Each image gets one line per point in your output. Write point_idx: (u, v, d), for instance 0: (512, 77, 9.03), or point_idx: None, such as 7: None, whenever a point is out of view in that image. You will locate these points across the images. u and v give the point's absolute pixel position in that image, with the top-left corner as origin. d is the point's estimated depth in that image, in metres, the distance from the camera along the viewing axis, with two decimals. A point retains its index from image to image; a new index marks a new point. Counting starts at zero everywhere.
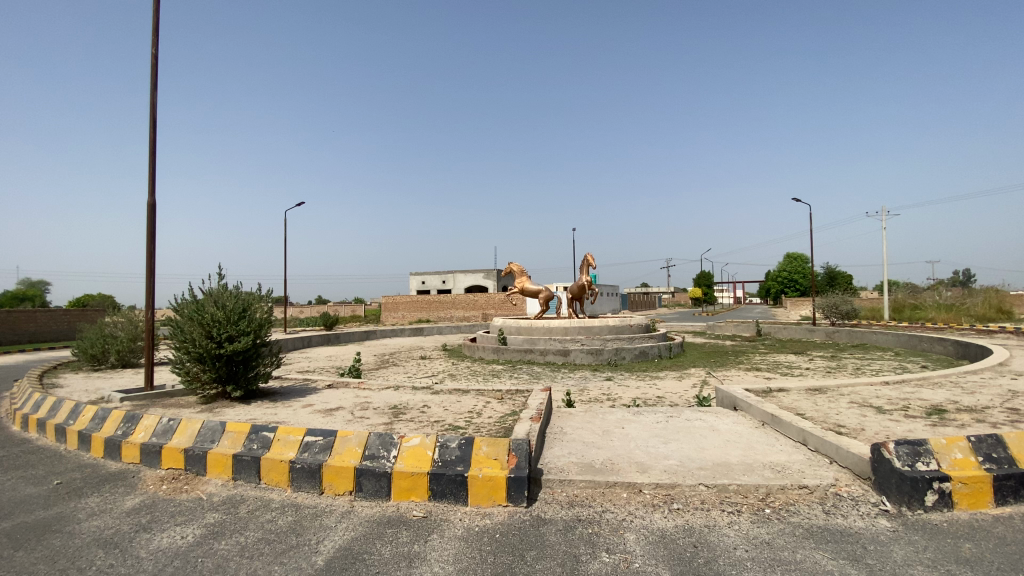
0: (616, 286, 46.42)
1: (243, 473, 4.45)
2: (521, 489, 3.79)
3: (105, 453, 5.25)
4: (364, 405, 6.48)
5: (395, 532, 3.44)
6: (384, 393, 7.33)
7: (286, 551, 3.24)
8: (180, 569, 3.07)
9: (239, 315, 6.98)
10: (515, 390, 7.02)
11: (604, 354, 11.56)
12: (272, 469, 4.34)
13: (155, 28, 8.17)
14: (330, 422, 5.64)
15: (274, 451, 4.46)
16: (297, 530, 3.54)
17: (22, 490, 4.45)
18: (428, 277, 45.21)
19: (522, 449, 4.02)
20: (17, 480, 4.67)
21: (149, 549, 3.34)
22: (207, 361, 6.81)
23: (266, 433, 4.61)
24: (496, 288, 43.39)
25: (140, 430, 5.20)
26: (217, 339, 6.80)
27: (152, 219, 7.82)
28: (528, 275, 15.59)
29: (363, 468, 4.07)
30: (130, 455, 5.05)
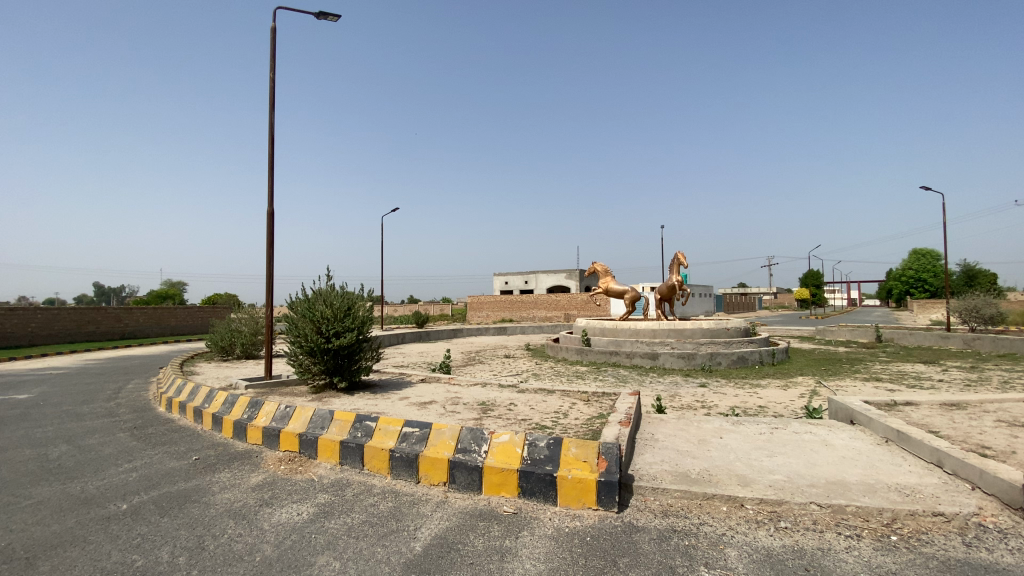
0: (708, 286, 44.00)
1: (348, 458, 4.80)
2: (613, 493, 3.70)
3: (234, 434, 5.93)
4: (455, 401, 6.72)
5: (487, 526, 3.52)
6: (473, 390, 7.55)
7: (387, 535, 3.44)
8: (296, 543, 3.38)
9: (344, 313, 7.55)
10: (603, 393, 6.90)
11: (697, 359, 10.98)
12: (374, 456, 4.63)
13: (272, 54, 9.08)
14: (424, 415, 5.92)
15: (376, 439, 4.76)
16: (396, 515, 3.74)
17: (169, 462, 5.16)
18: (512, 278, 45.88)
19: (612, 453, 3.93)
20: (165, 455, 5.42)
21: (270, 522, 3.71)
22: (317, 354, 7.44)
23: (369, 423, 4.94)
24: (579, 288, 42.91)
25: (262, 415, 5.82)
26: (326, 334, 7.40)
27: (270, 226, 8.70)
28: (612, 275, 15.25)
29: (456, 461, 4.22)
30: (254, 437, 5.66)
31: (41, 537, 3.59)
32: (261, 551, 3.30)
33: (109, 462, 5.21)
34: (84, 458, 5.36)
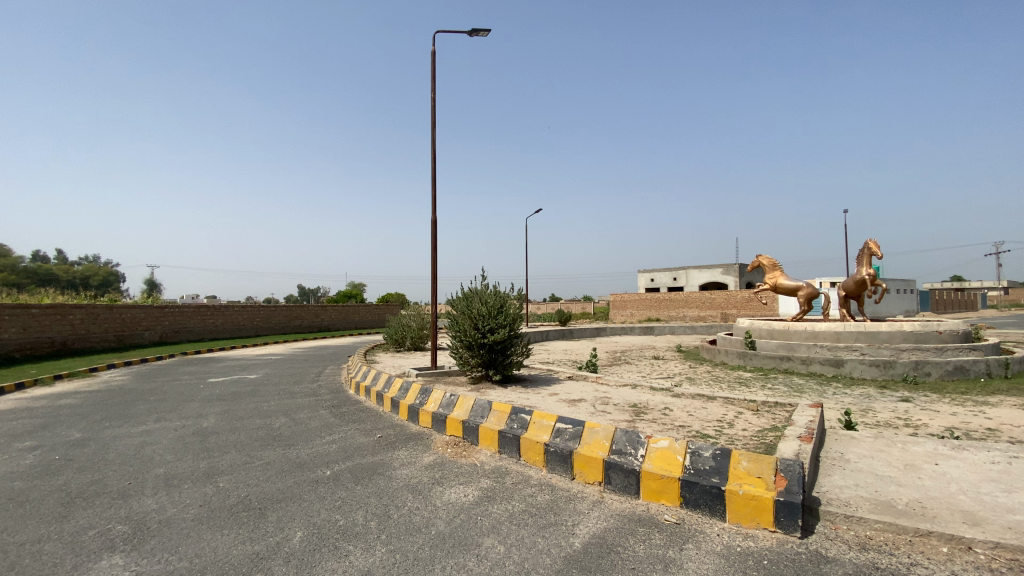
0: (906, 281, 36.71)
1: (506, 448, 5.04)
2: (796, 516, 3.29)
3: (408, 417, 6.67)
4: (605, 400, 6.63)
5: (648, 532, 3.39)
6: (624, 391, 7.37)
7: (546, 526, 3.52)
8: (465, 522, 3.65)
9: (498, 310, 7.96)
10: (774, 403, 6.20)
11: (897, 369, 9.24)
12: (530, 449, 4.80)
13: (432, 75, 9.97)
14: (576, 412, 5.96)
15: (532, 432, 4.92)
16: (554, 508, 3.82)
17: (359, 438, 5.99)
18: (659, 274, 43.96)
19: (793, 472, 3.50)
20: (355, 431, 6.30)
21: (441, 501, 4.07)
22: (474, 348, 7.97)
23: (525, 416, 5.13)
24: (737, 285, 39.21)
25: (431, 401, 6.43)
26: (482, 329, 7.89)
27: (433, 233, 9.58)
28: (781, 269, 13.65)
29: (612, 461, 4.15)
30: (424, 421, 6.28)
31: (271, 492, 4.44)
32: (435, 525, 3.63)
33: (315, 434, 6.23)
34: (297, 429, 6.50)
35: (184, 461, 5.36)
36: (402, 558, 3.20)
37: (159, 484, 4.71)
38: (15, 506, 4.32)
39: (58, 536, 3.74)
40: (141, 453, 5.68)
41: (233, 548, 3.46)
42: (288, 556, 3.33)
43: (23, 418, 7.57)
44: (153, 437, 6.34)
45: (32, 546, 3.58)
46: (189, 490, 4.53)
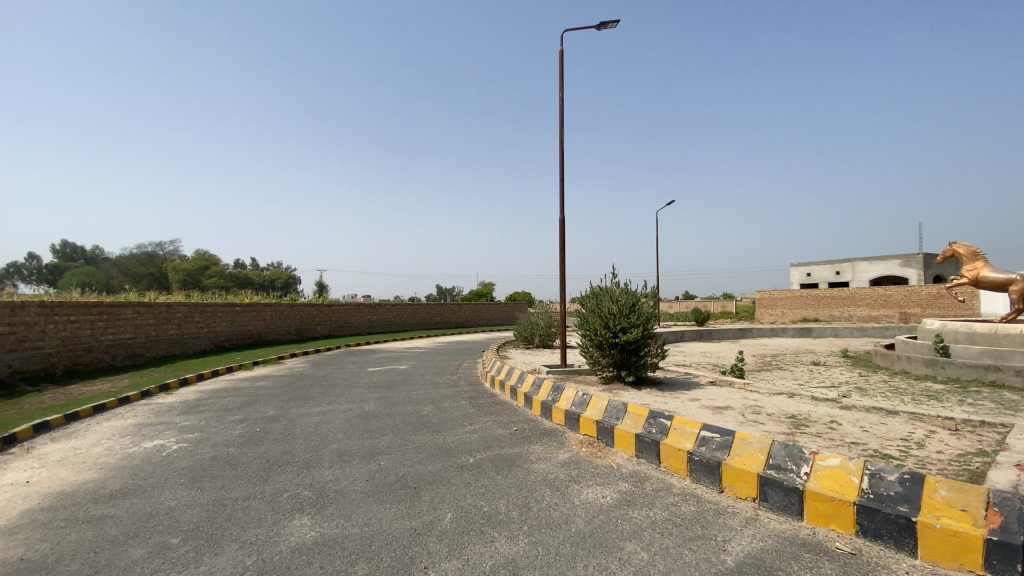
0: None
1: (644, 452, 4.89)
2: (1016, 560, 2.71)
3: (542, 413, 6.81)
4: (755, 409, 6.07)
5: (815, 559, 3.03)
6: (778, 399, 6.67)
7: (693, 539, 3.34)
8: (604, 524, 3.62)
9: (629, 309, 7.75)
10: (980, 423, 5.11)
11: None
12: (671, 455, 4.59)
13: (562, 75, 10.06)
14: (721, 420, 5.56)
15: (673, 438, 4.71)
16: (701, 521, 3.60)
17: (497, 430, 6.29)
18: (816, 268, 39.10)
19: (1013, 507, 2.87)
20: (493, 423, 6.63)
21: (579, 498, 4.09)
22: (606, 348, 7.86)
23: (664, 420, 4.93)
24: (919, 278, 33.18)
25: (564, 399, 6.50)
26: (613, 329, 7.74)
27: (562, 231, 9.65)
28: (984, 259, 11.22)
29: (768, 476, 3.79)
30: (558, 418, 6.37)
31: (423, 473, 4.87)
32: (575, 523, 3.66)
33: (457, 423, 6.69)
34: (442, 417, 7.03)
35: (352, 439, 6.14)
36: (544, 550, 3.28)
37: (334, 457, 5.46)
38: (232, 467, 5.34)
39: (262, 495, 4.53)
40: (319, 430, 6.63)
41: (394, 521, 3.86)
42: (441, 534, 3.62)
43: (234, 396, 9.34)
44: (327, 417, 7.36)
45: (245, 502, 4.39)
46: (357, 465, 5.16)
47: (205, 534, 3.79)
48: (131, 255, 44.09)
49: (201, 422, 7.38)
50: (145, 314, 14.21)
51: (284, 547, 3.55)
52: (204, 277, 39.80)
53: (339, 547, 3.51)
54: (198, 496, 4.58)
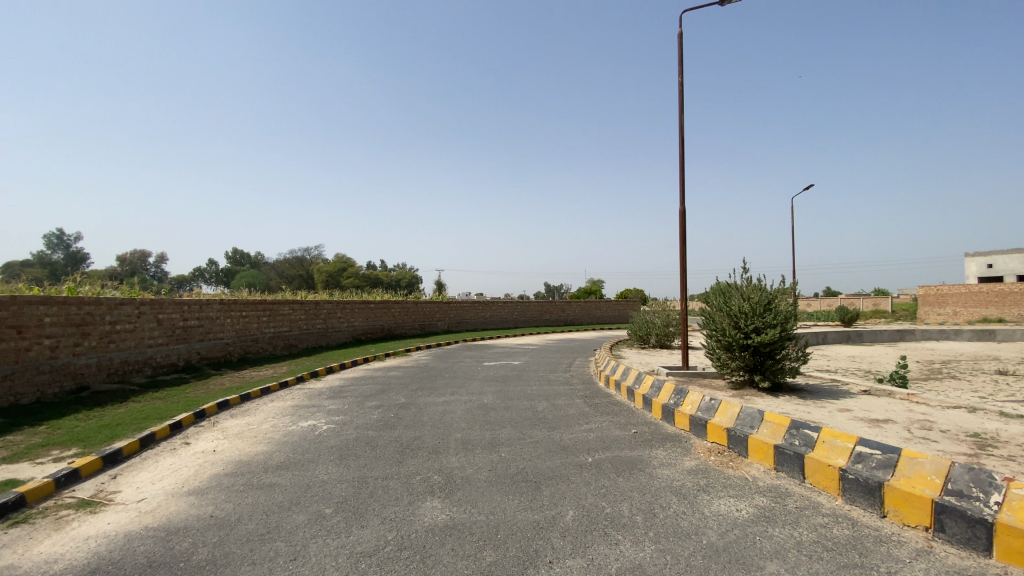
0: None
1: (785, 466, 4.46)
2: None
3: (663, 417, 6.54)
4: (924, 424, 5.20)
5: None
6: (954, 414, 5.64)
7: (849, 567, 2.96)
8: (740, 539, 3.36)
9: (764, 308, 7.11)
10: None
11: None
12: (819, 471, 4.13)
13: (682, 59, 9.59)
14: (879, 434, 4.86)
15: (821, 453, 4.23)
16: (858, 548, 3.18)
17: (616, 430, 6.16)
18: (1000, 259, 32.56)
19: None
20: (611, 423, 6.51)
21: (709, 509, 3.85)
22: (736, 350, 7.30)
23: (808, 432, 4.46)
24: None
25: (688, 403, 6.19)
26: (744, 329, 7.16)
27: (683, 224, 9.17)
28: None
29: (945, 503, 3.24)
30: (682, 423, 6.06)
31: (544, 468, 4.93)
32: (706, 535, 3.44)
33: (575, 421, 6.68)
34: (558, 414, 7.08)
35: (474, 430, 6.43)
36: (673, 560, 3.14)
37: (459, 446, 5.77)
38: (371, 449, 5.90)
39: (398, 476, 4.93)
40: (444, 419, 7.06)
41: (518, 512, 3.97)
42: (564, 531, 3.63)
43: (370, 384, 10.31)
44: (450, 407, 7.80)
45: (384, 481, 4.82)
46: (480, 455, 5.39)
47: (352, 507, 4.23)
48: (284, 259, 51.02)
49: (345, 406, 8.27)
50: (298, 310, 16.28)
51: (419, 526, 3.82)
52: (342, 277, 44.63)
53: (468, 532, 3.69)
54: (345, 472, 5.13)
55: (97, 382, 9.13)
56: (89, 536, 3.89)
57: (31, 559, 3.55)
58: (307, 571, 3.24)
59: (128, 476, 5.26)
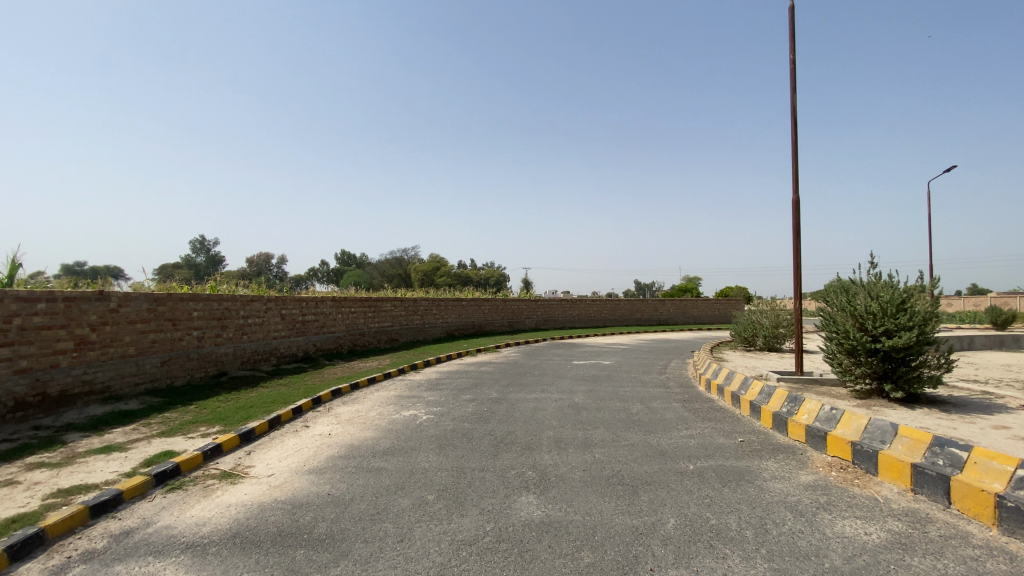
0: None
1: (925, 488, 3.92)
2: None
3: (773, 425, 6.05)
4: None
5: None
6: None
7: None
8: (870, 566, 3.00)
9: (897, 308, 6.29)
10: None
11: None
12: (967, 495, 3.58)
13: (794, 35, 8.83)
14: None
15: (971, 475, 3.67)
16: None
17: (719, 438, 5.80)
18: None
19: None
20: (714, 430, 6.15)
21: (831, 530, 3.48)
22: (861, 355, 6.55)
23: (956, 451, 3.90)
24: None
25: (804, 412, 5.67)
26: (872, 332, 6.39)
27: (796, 215, 8.42)
28: None
29: None
30: (797, 434, 5.56)
31: (641, 472, 4.78)
32: (829, 558, 3.11)
33: (673, 426, 6.39)
34: (654, 417, 6.82)
35: (567, 428, 6.40)
36: None
37: (552, 443, 5.77)
38: (467, 440, 6.11)
39: (494, 469, 5.05)
40: (537, 416, 7.11)
41: (615, 516, 3.87)
42: (665, 539, 3.48)
43: (464, 377, 10.69)
44: (542, 404, 7.85)
45: (481, 472, 4.97)
46: (574, 454, 5.36)
47: (452, 496, 4.40)
48: (384, 259, 54.62)
49: (442, 398, 8.65)
50: (399, 307, 17.32)
51: (516, 520, 3.88)
52: (435, 276, 46.84)
53: (565, 530, 3.67)
54: (444, 461, 5.36)
55: (234, 368, 10.40)
56: (230, 504, 4.44)
57: (186, 520, 4.13)
58: (413, 553, 3.43)
59: (259, 453, 5.93)
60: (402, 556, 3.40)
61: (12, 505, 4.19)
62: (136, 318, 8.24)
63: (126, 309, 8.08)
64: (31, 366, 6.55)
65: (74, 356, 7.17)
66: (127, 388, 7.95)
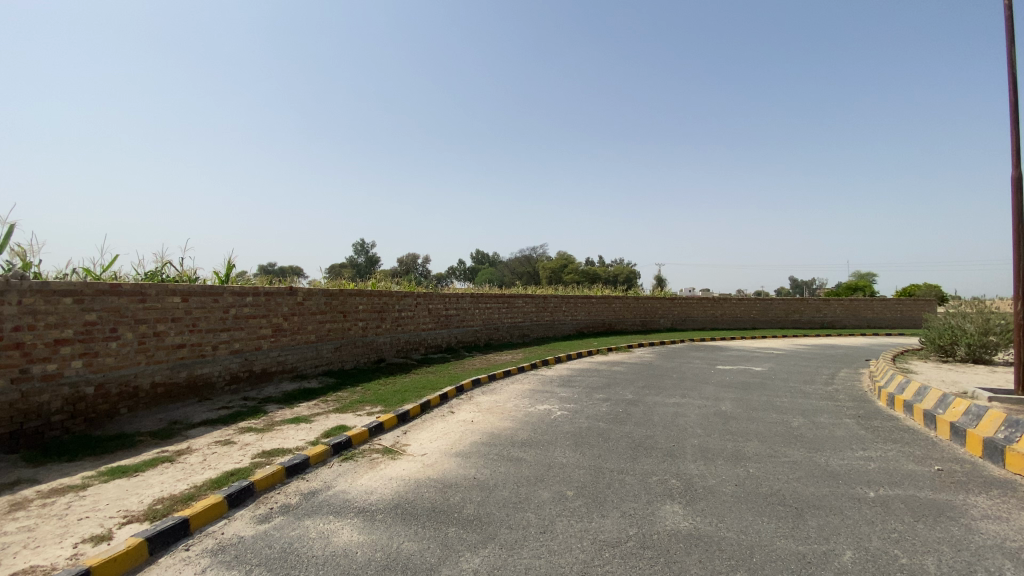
0: None
1: None
2: None
3: (984, 454, 4.95)
4: None
5: None
6: None
7: None
8: None
9: None
10: None
11: None
12: None
13: None
14: None
15: None
16: None
17: (906, 463, 4.91)
18: None
19: None
20: (899, 454, 5.22)
21: None
22: None
23: None
24: None
25: None
26: None
27: (1016, 195, 6.78)
28: None
29: None
30: (1018, 466, 4.48)
31: (806, 494, 4.24)
32: None
33: (844, 445, 5.57)
34: (820, 433, 6.01)
35: (714, 438, 5.95)
36: None
37: (697, 452, 5.41)
38: (605, 440, 6.02)
39: (635, 472, 4.90)
40: (679, 422, 6.74)
41: (776, 539, 3.49)
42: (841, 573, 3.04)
43: (597, 376, 10.57)
44: (682, 409, 7.41)
45: (620, 474, 4.85)
46: (724, 466, 4.96)
47: (592, 494, 4.37)
48: (515, 257, 56.52)
49: (576, 395, 8.66)
50: (530, 303, 17.75)
51: (661, 528, 3.71)
52: (564, 274, 47.12)
53: (717, 546, 3.41)
54: (582, 459, 5.34)
55: (390, 356, 11.62)
56: (391, 477, 4.95)
57: (357, 488, 4.70)
58: (556, 546, 3.47)
59: (413, 433, 6.52)
60: (545, 547, 3.46)
61: (231, 460, 5.17)
62: (316, 310, 9.63)
63: (309, 302, 9.49)
64: (242, 348, 8.04)
65: (272, 341, 8.62)
66: (310, 369, 9.34)
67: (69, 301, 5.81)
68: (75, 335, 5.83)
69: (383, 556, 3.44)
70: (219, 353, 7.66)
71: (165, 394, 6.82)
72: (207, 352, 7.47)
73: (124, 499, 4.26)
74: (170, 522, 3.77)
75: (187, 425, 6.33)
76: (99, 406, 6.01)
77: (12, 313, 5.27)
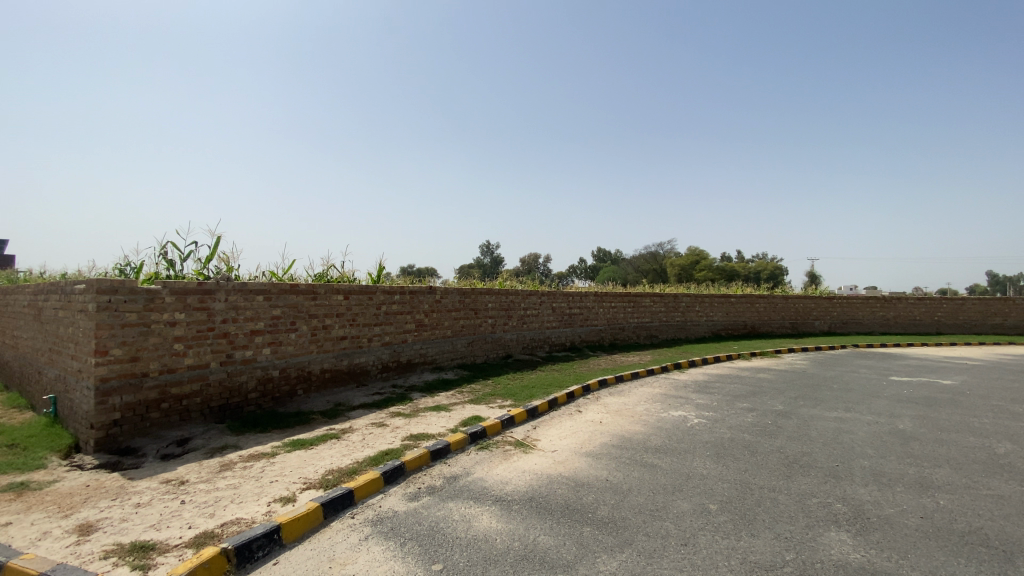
0: None
1: None
2: None
3: None
4: None
5: None
6: None
7: None
8: None
9: None
10: None
11: None
12: None
13: None
14: None
15: None
16: None
17: None
18: None
19: None
20: None
21: None
22: None
23: None
24: None
25: None
26: None
27: None
28: None
29: None
30: None
31: (1020, 537, 3.45)
32: None
33: None
34: None
35: (887, 460, 5.13)
36: None
37: (868, 476, 4.70)
38: (750, 454, 5.52)
39: (789, 492, 4.41)
40: (841, 439, 5.93)
41: None
42: None
43: (739, 383, 9.74)
44: (847, 425, 6.49)
45: (772, 493, 4.41)
46: (904, 494, 4.24)
47: (738, 511, 4.04)
48: (642, 255, 54.52)
49: (714, 403, 8.07)
50: (659, 303, 17.00)
51: (824, 557, 3.29)
52: (696, 272, 44.22)
53: None
54: (725, 472, 4.96)
55: (517, 352, 12.01)
56: (525, 469, 5.11)
57: (493, 477, 4.93)
58: (699, 561, 3.27)
59: (544, 429, 6.65)
60: (687, 561, 3.29)
61: (385, 441, 5.76)
62: (453, 308, 10.31)
63: (446, 300, 10.19)
64: (391, 341, 8.92)
65: (416, 335, 9.43)
66: (447, 361, 10.04)
67: (261, 299, 6.96)
68: (265, 327, 6.97)
69: (521, 546, 3.56)
70: (373, 345, 8.59)
71: (331, 379, 7.84)
72: (364, 343, 8.42)
73: (303, 468, 4.99)
74: (339, 491, 4.32)
75: (348, 407, 7.21)
76: (282, 386, 7.12)
77: (222, 308, 6.47)
